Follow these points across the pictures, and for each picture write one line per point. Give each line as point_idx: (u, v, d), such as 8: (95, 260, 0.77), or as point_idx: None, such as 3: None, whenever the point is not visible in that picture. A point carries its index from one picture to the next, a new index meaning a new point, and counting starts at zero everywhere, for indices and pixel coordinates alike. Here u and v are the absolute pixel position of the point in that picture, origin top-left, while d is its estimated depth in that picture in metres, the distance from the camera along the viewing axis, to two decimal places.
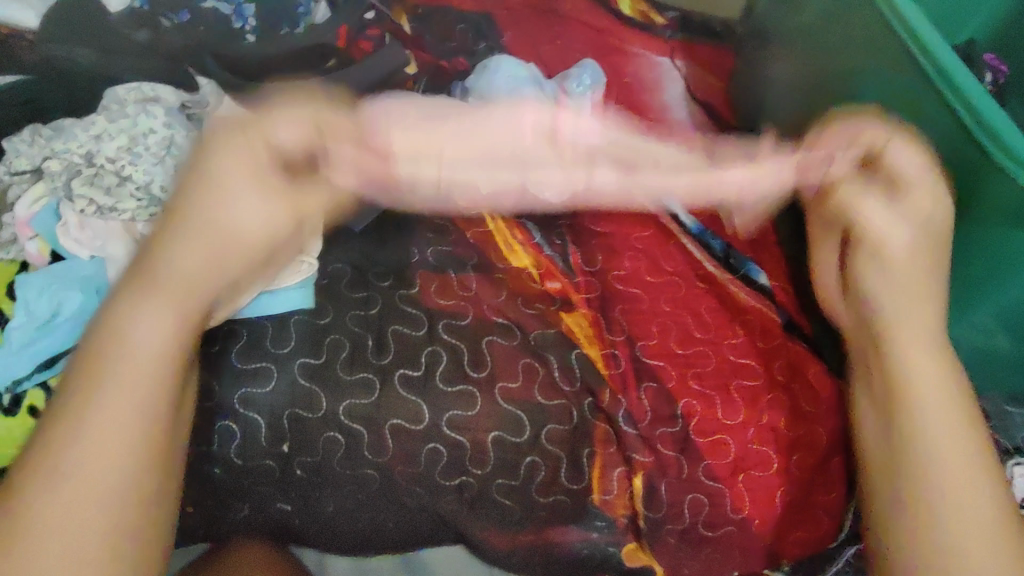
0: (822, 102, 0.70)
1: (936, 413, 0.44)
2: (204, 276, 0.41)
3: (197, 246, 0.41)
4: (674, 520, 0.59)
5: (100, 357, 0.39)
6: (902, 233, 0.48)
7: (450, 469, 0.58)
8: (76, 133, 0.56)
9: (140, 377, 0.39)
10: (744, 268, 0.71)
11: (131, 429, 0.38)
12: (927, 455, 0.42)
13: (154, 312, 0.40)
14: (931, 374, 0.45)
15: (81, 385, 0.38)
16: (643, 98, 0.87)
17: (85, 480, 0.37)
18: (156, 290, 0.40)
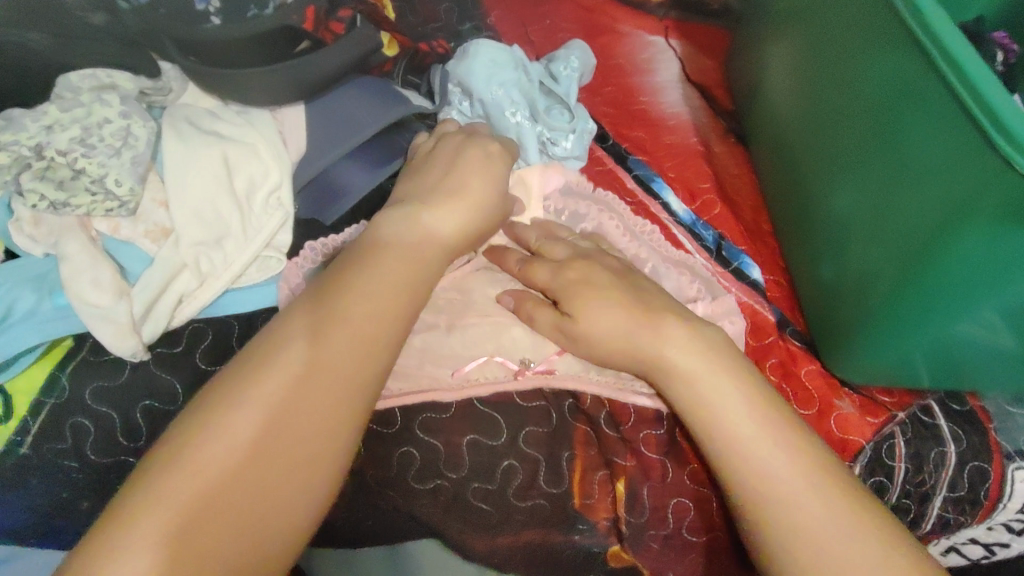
0: (815, 88, 0.66)
1: (746, 429, 0.48)
2: (293, 362, 0.43)
3: (302, 339, 0.45)
4: (656, 526, 0.57)
5: (214, 393, 0.42)
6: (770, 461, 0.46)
7: (424, 474, 0.55)
8: (27, 123, 0.52)
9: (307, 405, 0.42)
10: (736, 260, 0.69)
11: (281, 444, 0.41)
12: (744, 448, 0.47)
13: (215, 445, 0.40)
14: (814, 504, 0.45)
15: (200, 421, 0.41)
16: (635, 79, 0.83)
17: (225, 512, 0.39)
18: (207, 426, 0.41)
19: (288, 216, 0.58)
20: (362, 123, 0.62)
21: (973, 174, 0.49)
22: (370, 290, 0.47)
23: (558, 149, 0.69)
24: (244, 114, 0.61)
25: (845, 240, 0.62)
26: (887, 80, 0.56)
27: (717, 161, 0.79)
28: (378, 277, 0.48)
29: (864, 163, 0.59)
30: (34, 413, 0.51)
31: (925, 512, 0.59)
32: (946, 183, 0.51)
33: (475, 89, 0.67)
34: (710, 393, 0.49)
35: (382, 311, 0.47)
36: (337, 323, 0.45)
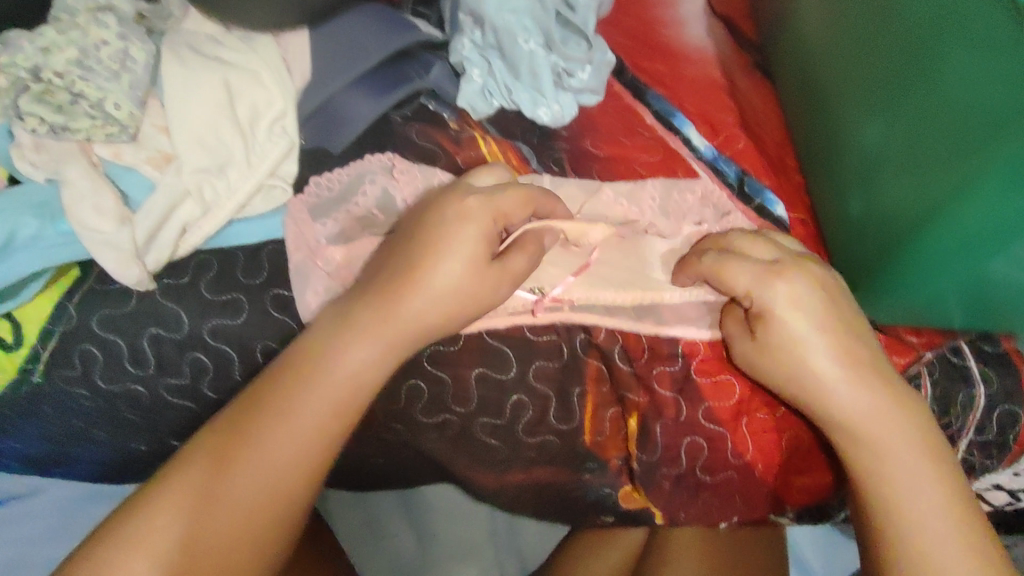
0: (850, 13, 0.61)
1: (860, 406, 0.50)
2: (345, 344, 0.48)
3: (357, 319, 0.48)
4: (669, 465, 0.56)
5: (278, 365, 0.48)
6: (865, 415, 0.49)
7: (432, 407, 0.54)
8: (22, 44, 0.51)
9: (310, 411, 0.47)
10: (759, 197, 0.65)
11: (291, 421, 0.47)
12: (880, 435, 0.49)
13: (253, 413, 0.47)
14: (905, 462, 0.49)
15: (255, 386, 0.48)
16: (658, 11, 0.79)
17: (244, 469, 0.46)
18: (253, 398, 0.48)
19: (293, 144, 0.56)
20: (367, 50, 0.60)
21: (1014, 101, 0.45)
22: (364, 323, 0.48)
23: (574, 80, 0.67)
24: (246, 40, 0.59)
25: (872, 175, 0.58)
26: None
27: (743, 97, 0.74)
28: (381, 298, 0.48)
29: (896, 97, 0.55)
30: (43, 341, 0.52)
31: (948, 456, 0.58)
32: (976, 115, 0.48)
33: (487, 18, 0.64)
34: (829, 387, 0.50)
35: (364, 351, 0.48)
36: (372, 285, 0.49)
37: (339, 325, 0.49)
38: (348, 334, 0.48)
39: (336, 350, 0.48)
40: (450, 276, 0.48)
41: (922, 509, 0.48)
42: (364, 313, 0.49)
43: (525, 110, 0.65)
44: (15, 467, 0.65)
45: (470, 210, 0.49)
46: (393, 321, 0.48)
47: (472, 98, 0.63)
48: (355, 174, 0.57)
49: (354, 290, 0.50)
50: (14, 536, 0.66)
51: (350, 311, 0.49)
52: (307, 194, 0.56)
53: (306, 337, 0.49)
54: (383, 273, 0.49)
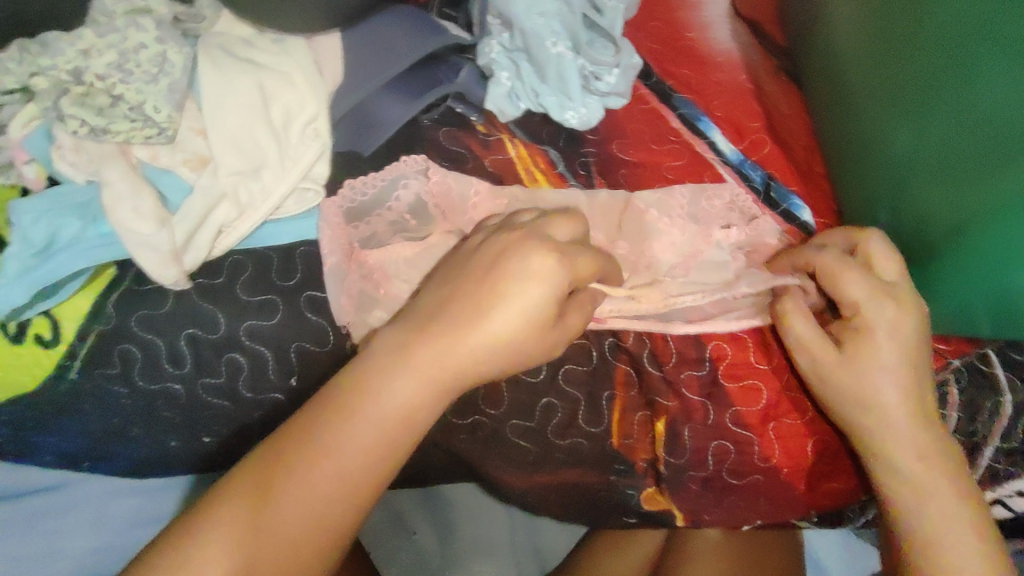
0: (878, 27, 0.61)
1: (907, 440, 0.53)
2: (401, 384, 0.46)
3: (413, 359, 0.47)
4: (697, 468, 0.56)
5: (326, 401, 0.47)
6: (907, 446, 0.53)
7: (463, 409, 0.55)
8: (63, 47, 0.52)
9: (361, 447, 0.45)
10: (786, 203, 0.66)
11: (341, 463, 0.45)
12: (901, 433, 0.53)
13: (297, 452, 0.45)
14: (940, 496, 0.52)
15: (301, 420, 0.46)
16: (683, 15, 0.79)
17: (288, 513, 0.44)
18: (296, 435, 0.46)
19: (325, 147, 0.57)
20: (399, 51, 0.60)
21: None
22: (417, 359, 0.47)
23: (601, 84, 0.67)
24: (279, 41, 0.59)
25: (906, 185, 0.58)
26: (962, 13, 0.53)
27: (769, 102, 0.74)
28: (441, 337, 0.47)
29: (930, 112, 0.56)
30: (84, 339, 0.53)
31: (973, 463, 0.58)
32: (1018, 133, 0.49)
33: (515, 20, 0.65)
34: (847, 388, 0.53)
35: (414, 390, 0.46)
36: (429, 323, 0.48)
37: (392, 362, 0.47)
38: (402, 373, 0.46)
39: (388, 388, 0.46)
40: (508, 324, 0.47)
41: (938, 503, 0.52)
42: (422, 352, 0.47)
43: (551, 112, 0.65)
44: (48, 462, 0.65)
45: (544, 258, 0.47)
46: (445, 361, 0.47)
47: (497, 99, 0.64)
48: (390, 178, 0.58)
49: (411, 317, 0.49)
50: (47, 528, 0.67)
51: (408, 346, 0.47)
52: (341, 197, 0.57)
53: (357, 373, 0.47)
54: (441, 309, 0.48)
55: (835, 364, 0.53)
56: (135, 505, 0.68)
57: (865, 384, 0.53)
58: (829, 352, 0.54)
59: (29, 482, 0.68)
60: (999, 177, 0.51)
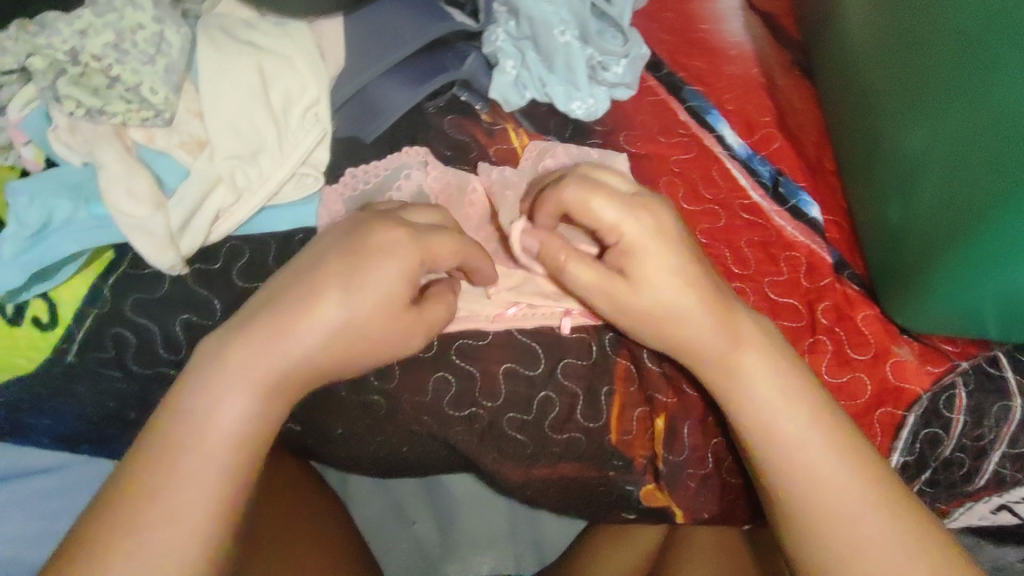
0: (900, 18, 0.60)
1: (778, 414, 0.48)
2: (257, 379, 0.43)
3: (264, 349, 0.44)
4: (695, 465, 0.56)
5: (178, 405, 0.43)
6: (781, 419, 0.48)
7: (460, 401, 0.54)
8: (60, 27, 0.51)
9: (211, 453, 0.42)
10: (794, 198, 0.64)
11: (207, 463, 0.42)
12: (773, 423, 0.48)
13: (177, 462, 0.42)
14: (829, 477, 0.47)
15: (157, 436, 0.42)
16: (695, 6, 0.78)
17: (174, 526, 0.41)
18: (168, 447, 0.42)
19: (325, 132, 0.56)
20: (403, 38, 0.59)
21: None
22: (243, 367, 0.43)
23: (609, 74, 0.66)
24: (282, 25, 0.58)
25: (913, 181, 0.57)
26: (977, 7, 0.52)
27: (781, 95, 0.73)
28: (277, 325, 0.44)
29: (945, 105, 0.54)
30: (79, 322, 0.53)
31: (981, 467, 0.56)
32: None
33: (524, 8, 0.65)
34: (754, 384, 0.49)
35: (245, 400, 0.43)
36: (272, 312, 0.45)
37: (237, 351, 0.44)
38: (254, 365, 0.44)
39: (217, 404, 0.43)
40: (348, 312, 0.45)
41: (808, 474, 0.47)
42: (269, 340, 0.44)
43: (558, 104, 0.64)
44: (48, 442, 0.66)
45: (399, 241, 0.46)
46: (278, 362, 0.44)
47: (503, 88, 0.63)
48: (393, 168, 0.57)
49: (248, 309, 0.46)
50: (49, 508, 0.67)
51: (246, 336, 0.44)
52: (341, 184, 0.56)
53: (199, 371, 0.44)
54: (266, 298, 0.46)
55: (625, 296, 0.49)
56: None
57: (738, 368, 0.49)
58: (616, 291, 0.49)
59: (27, 463, 0.69)
60: (1004, 171, 0.48)
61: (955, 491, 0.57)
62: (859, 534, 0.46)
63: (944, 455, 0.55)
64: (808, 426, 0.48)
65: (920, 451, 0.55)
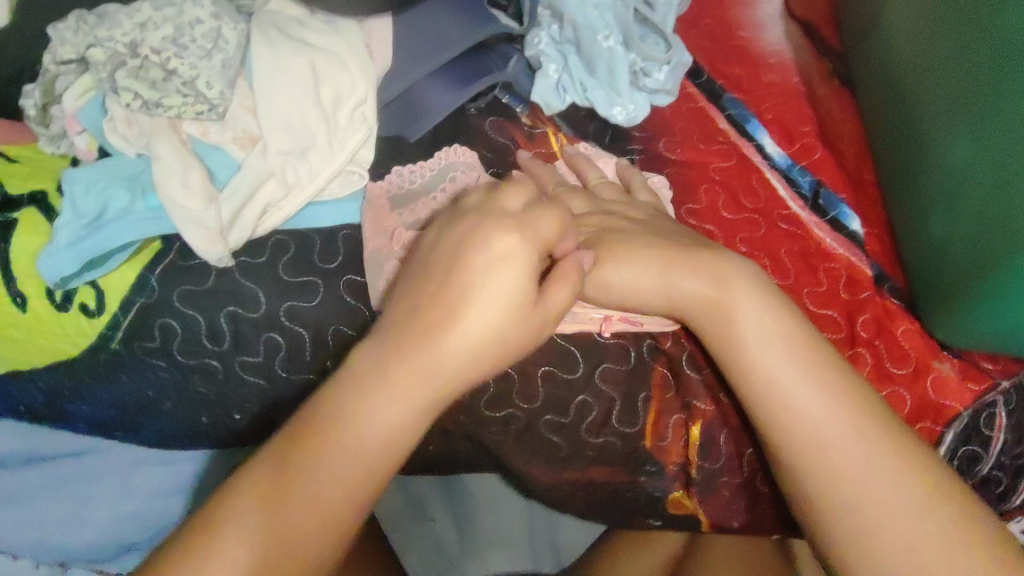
0: (942, 32, 0.60)
1: (787, 370, 0.47)
2: (391, 398, 0.39)
3: (390, 357, 0.39)
4: (730, 474, 0.56)
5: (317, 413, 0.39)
6: (790, 377, 0.46)
7: (497, 401, 0.55)
8: (121, 19, 0.53)
9: (341, 469, 0.38)
10: (834, 210, 0.64)
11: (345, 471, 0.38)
12: (819, 448, 0.45)
13: (296, 466, 0.38)
14: (838, 437, 0.45)
15: (286, 440, 0.39)
16: (734, 13, 0.78)
17: (292, 532, 0.37)
18: (296, 449, 0.38)
19: (372, 130, 0.56)
20: (450, 39, 0.60)
21: None
22: (394, 386, 0.39)
23: (650, 80, 0.66)
24: (332, 23, 0.59)
25: (957, 195, 0.57)
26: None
27: (820, 105, 0.72)
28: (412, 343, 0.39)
29: (990, 118, 0.54)
30: (125, 311, 0.53)
31: (1018, 487, 0.56)
32: None
33: (568, 12, 0.65)
34: (775, 369, 0.47)
35: (398, 417, 0.39)
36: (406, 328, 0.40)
37: (375, 366, 0.39)
38: (386, 385, 0.39)
39: (359, 420, 0.39)
40: (491, 322, 0.40)
41: (812, 428, 0.45)
42: (399, 352, 0.39)
43: (598, 108, 0.64)
44: (82, 429, 0.67)
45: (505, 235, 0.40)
46: (426, 380, 0.39)
47: (545, 92, 0.63)
48: (438, 168, 0.58)
49: (386, 321, 0.41)
50: (74, 494, 0.68)
51: (388, 353, 0.39)
52: (386, 183, 0.57)
53: (343, 383, 0.39)
54: (419, 300, 0.40)
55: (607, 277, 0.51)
56: (162, 476, 0.69)
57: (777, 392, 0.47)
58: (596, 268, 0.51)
59: (54, 448, 0.69)
60: None
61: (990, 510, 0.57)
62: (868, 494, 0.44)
63: (983, 474, 0.55)
64: (825, 384, 0.46)
65: (958, 468, 0.55)
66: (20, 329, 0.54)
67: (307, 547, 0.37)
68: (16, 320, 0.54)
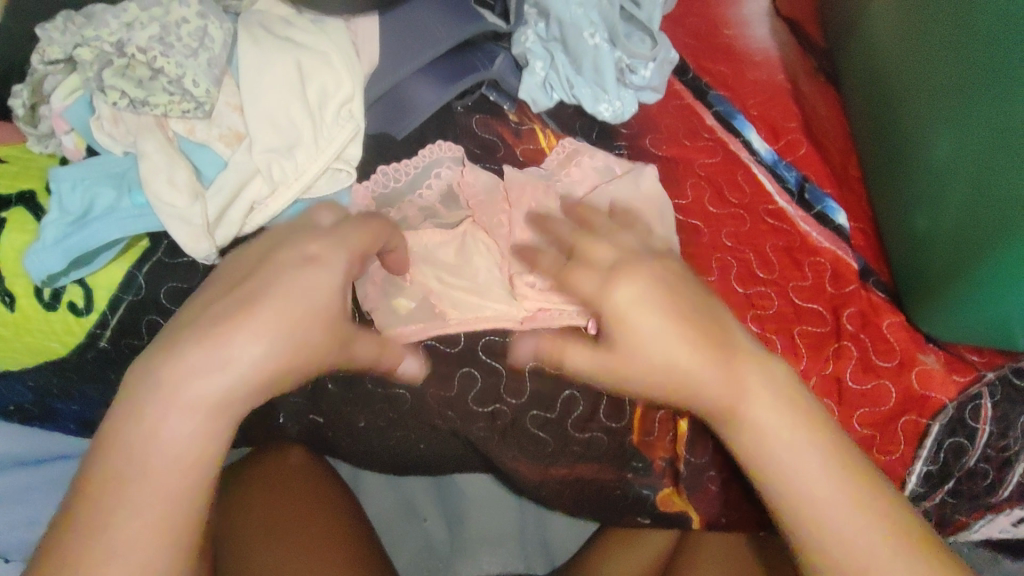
0: (923, 29, 0.61)
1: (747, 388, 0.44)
2: (216, 403, 0.39)
3: (152, 363, 0.39)
4: (716, 467, 0.56)
5: (141, 422, 0.38)
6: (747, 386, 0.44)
7: (484, 396, 0.55)
8: (107, 19, 0.53)
9: (178, 470, 0.38)
10: (820, 204, 0.64)
11: (183, 471, 0.39)
12: (772, 451, 0.43)
13: (139, 473, 0.38)
14: (796, 452, 0.42)
15: (118, 447, 0.38)
16: (720, 11, 0.78)
17: (143, 532, 0.38)
18: (134, 457, 0.38)
19: (358, 128, 0.57)
20: (436, 37, 0.60)
21: None
22: (183, 395, 0.39)
23: (637, 77, 0.67)
24: (319, 22, 0.59)
25: (942, 188, 0.57)
26: (1007, 12, 0.52)
27: (806, 101, 0.73)
28: (184, 346, 0.39)
29: (973, 113, 0.54)
30: (114, 308, 0.54)
31: (1004, 479, 0.56)
32: None
33: (553, 9, 0.65)
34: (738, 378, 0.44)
35: (197, 419, 0.39)
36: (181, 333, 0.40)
37: (148, 370, 0.39)
38: (194, 388, 0.39)
39: (159, 439, 0.38)
40: (257, 332, 0.40)
41: (765, 439, 0.43)
42: (222, 362, 0.39)
43: (585, 105, 0.65)
44: (72, 430, 0.68)
45: (323, 244, 0.44)
46: (226, 376, 0.39)
47: (532, 89, 0.64)
48: (424, 166, 0.58)
49: (172, 327, 0.41)
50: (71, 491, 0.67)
51: (169, 355, 0.39)
52: (372, 182, 0.57)
53: (142, 393, 0.39)
54: (203, 306, 0.41)
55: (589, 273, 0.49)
56: None
57: (739, 397, 0.44)
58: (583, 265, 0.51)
59: (46, 450, 0.69)
60: None
61: (976, 503, 0.57)
62: (824, 513, 0.41)
63: (969, 467, 0.55)
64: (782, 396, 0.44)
65: (945, 461, 0.55)
66: (7, 328, 0.54)
67: (157, 548, 0.38)
68: (4, 319, 0.54)
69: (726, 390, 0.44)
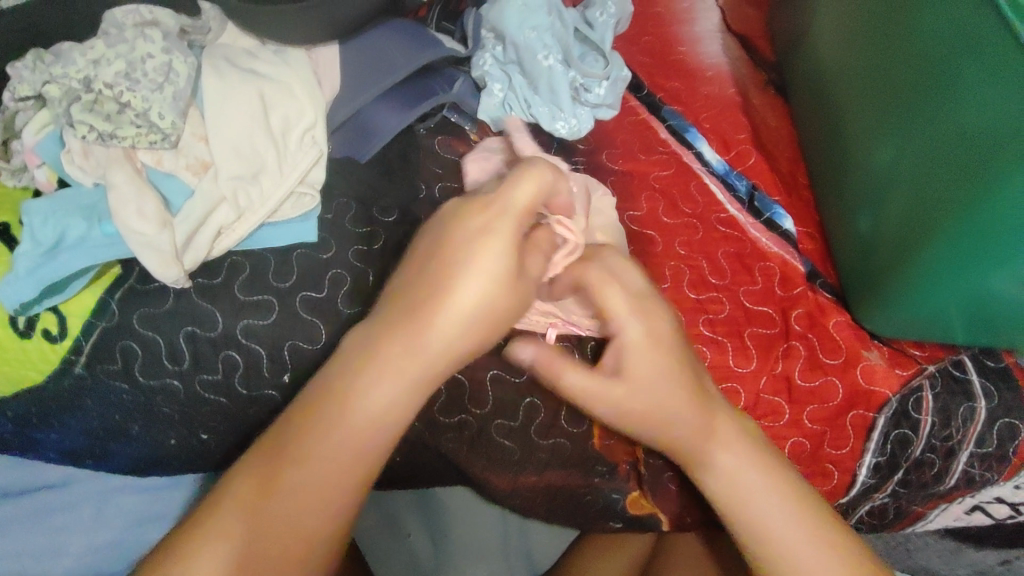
0: (864, 41, 0.63)
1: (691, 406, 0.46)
2: (402, 390, 0.38)
3: (387, 342, 0.38)
4: (676, 468, 0.59)
5: (327, 399, 0.38)
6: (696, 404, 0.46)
7: (450, 407, 0.57)
8: (75, 57, 0.55)
9: (348, 448, 0.38)
10: (768, 211, 0.67)
11: (356, 455, 0.38)
12: (721, 462, 0.46)
13: (329, 457, 0.37)
14: (739, 461, 0.46)
15: (290, 426, 0.38)
16: (673, 30, 0.82)
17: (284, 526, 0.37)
18: (319, 441, 0.37)
19: (322, 153, 0.59)
20: (395, 63, 0.63)
21: (1003, 127, 0.47)
22: (396, 367, 0.37)
23: (591, 96, 0.70)
24: (281, 53, 0.62)
25: (881, 193, 0.60)
26: (936, 24, 0.54)
27: (756, 113, 0.76)
28: (413, 321, 0.38)
29: (908, 121, 0.57)
30: (87, 335, 0.55)
31: (950, 468, 0.58)
32: (977, 134, 0.49)
33: (509, 33, 0.67)
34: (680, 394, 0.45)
35: (397, 392, 0.38)
36: (403, 311, 0.38)
37: (375, 352, 0.38)
38: (390, 365, 0.38)
39: (346, 420, 0.38)
40: (478, 291, 0.37)
41: (716, 450, 0.46)
42: (395, 342, 0.38)
43: (543, 123, 0.68)
44: (52, 459, 0.69)
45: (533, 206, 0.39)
46: (426, 358, 0.38)
47: (490, 110, 0.66)
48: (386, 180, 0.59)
49: (392, 302, 0.39)
50: (55, 523, 0.69)
51: (397, 329, 0.38)
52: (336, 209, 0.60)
53: (374, 373, 0.37)
54: (436, 275, 0.38)
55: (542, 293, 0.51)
56: (137, 502, 0.70)
57: (698, 417, 0.46)
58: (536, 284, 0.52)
59: (28, 481, 0.71)
60: (968, 178, 0.50)
61: (925, 492, 0.59)
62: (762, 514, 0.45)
63: (915, 459, 0.57)
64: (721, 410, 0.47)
65: (892, 453, 0.57)
66: None
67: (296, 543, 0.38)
68: None
69: (690, 424, 0.46)
